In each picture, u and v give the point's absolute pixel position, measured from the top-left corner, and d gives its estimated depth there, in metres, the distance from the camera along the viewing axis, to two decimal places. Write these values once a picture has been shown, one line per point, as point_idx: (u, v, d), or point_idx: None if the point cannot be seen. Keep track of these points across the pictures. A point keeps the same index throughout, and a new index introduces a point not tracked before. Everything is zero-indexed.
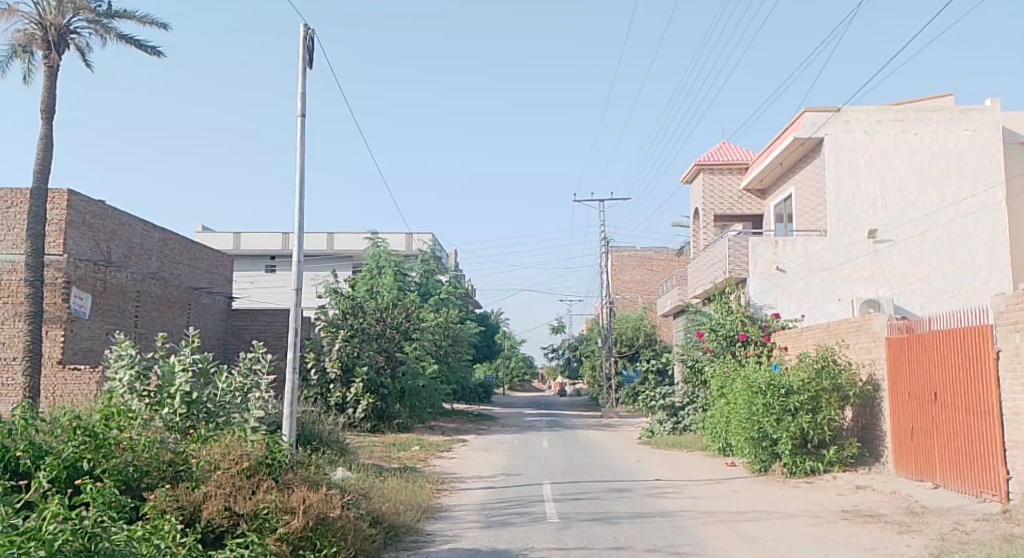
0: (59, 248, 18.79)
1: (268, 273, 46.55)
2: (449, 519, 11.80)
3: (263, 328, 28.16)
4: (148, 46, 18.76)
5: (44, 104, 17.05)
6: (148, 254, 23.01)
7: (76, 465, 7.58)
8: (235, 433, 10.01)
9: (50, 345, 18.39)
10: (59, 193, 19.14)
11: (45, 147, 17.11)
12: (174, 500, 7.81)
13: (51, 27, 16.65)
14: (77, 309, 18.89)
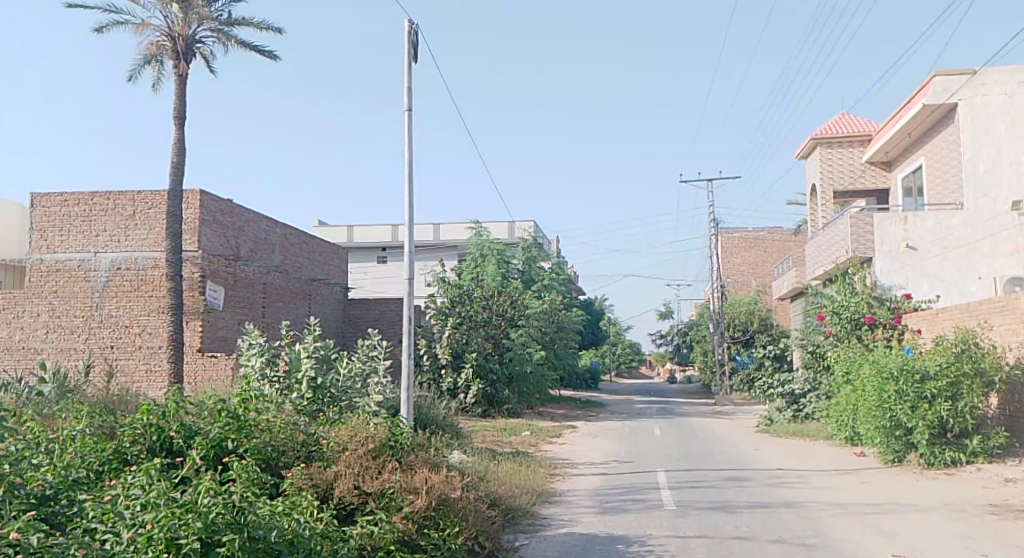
0: (193, 244, 19.78)
1: (380, 264, 47.60)
2: (563, 504, 11.81)
3: (377, 317, 28.84)
4: (265, 51, 19.42)
5: (174, 110, 17.85)
6: (271, 248, 23.62)
7: (223, 445, 7.93)
8: (361, 416, 10.25)
9: (191, 334, 19.68)
10: (193, 193, 19.91)
11: (178, 150, 17.96)
12: (309, 478, 8.08)
13: (179, 38, 17.43)
14: (212, 301, 20.07)
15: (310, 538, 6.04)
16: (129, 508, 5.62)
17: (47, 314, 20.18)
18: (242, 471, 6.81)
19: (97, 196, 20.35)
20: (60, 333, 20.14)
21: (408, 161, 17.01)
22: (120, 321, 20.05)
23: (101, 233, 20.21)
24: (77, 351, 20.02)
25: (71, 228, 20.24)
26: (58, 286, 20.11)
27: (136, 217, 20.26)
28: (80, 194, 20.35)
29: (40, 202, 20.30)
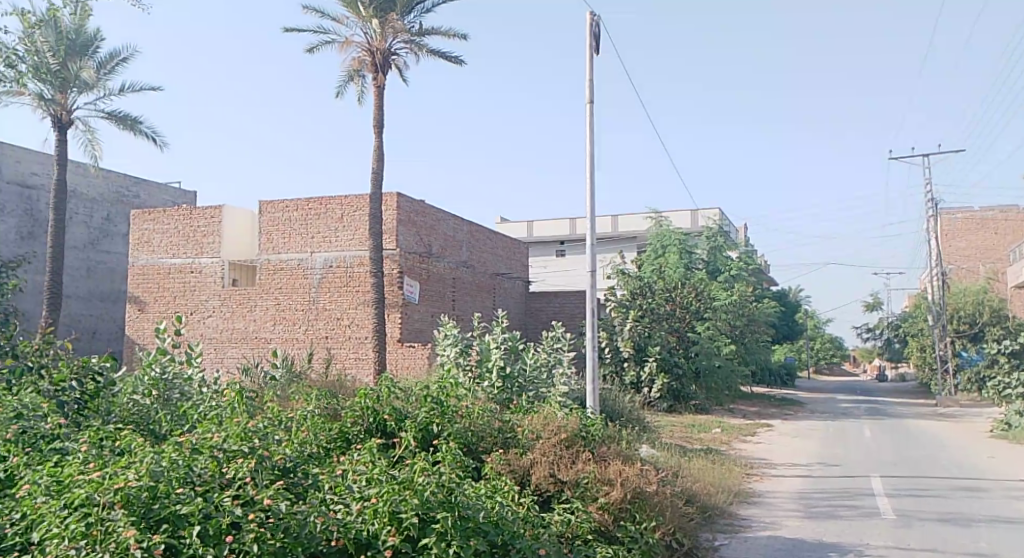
0: (391, 243, 20.93)
1: (557, 257, 47.76)
2: (764, 505, 11.26)
3: (557, 310, 28.84)
4: (453, 57, 19.99)
5: (375, 120, 18.68)
6: (459, 245, 24.18)
7: (429, 428, 8.21)
8: (553, 406, 10.21)
9: (392, 325, 20.86)
10: (390, 196, 20.99)
11: (378, 157, 18.81)
12: (507, 464, 8.14)
13: (378, 51, 18.31)
14: (409, 295, 21.10)
15: (514, 521, 6.41)
16: (357, 483, 6.30)
17: (275, 309, 21.85)
18: (450, 452, 7.15)
19: (312, 203, 21.57)
20: (285, 324, 21.73)
21: (591, 154, 17.01)
22: (334, 314, 21.20)
23: (318, 235, 21.44)
24: (297, 341, 21.52)
25: (292, 230, 21.74)
26: (282, 283, 21.77)
27: (345, 219, 21.23)
28: (298, 200, 21.73)
29: (268, 209, 22.05)
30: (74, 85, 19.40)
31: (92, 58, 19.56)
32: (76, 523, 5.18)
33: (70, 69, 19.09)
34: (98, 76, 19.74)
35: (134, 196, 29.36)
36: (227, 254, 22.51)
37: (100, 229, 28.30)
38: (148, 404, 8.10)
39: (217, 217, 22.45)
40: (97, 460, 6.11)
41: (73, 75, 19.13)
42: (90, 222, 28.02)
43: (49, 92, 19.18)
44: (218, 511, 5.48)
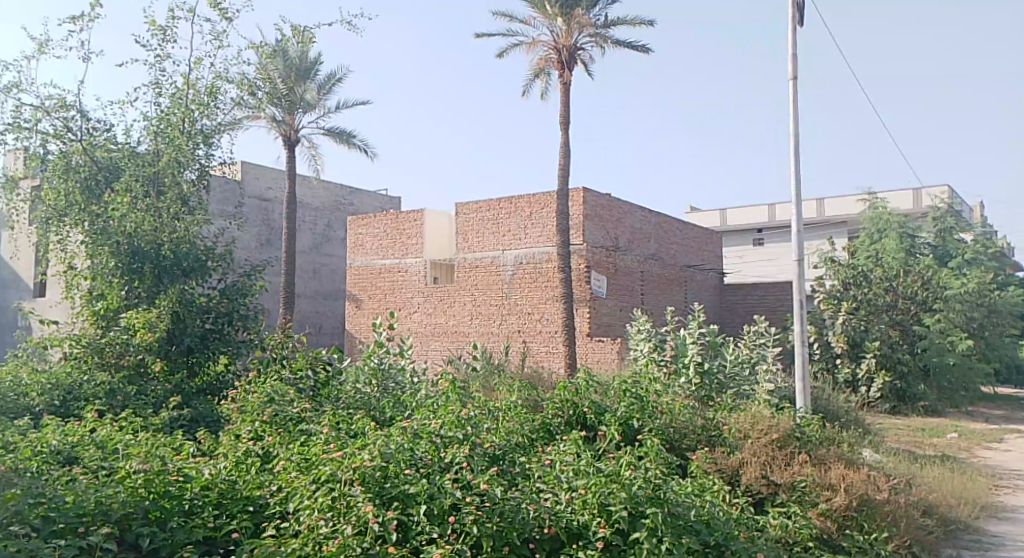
0: (579, 238, 20.55)
1: (755, 248, 43.52)
2: (1020, 523, 9.72)
3: (757, 303, 27.32)
4: (640, 47, 19.21)
5: (561, 117, 18.32)
6: (647, 238, 23.24)
7: (629, 423, 7.70)
8: (762, 404, 9.26)
9: (581, 320, 20.42)
10: (576, 191, 20.60)
11: (564, 153, 18.39)
12: (714, 463, 7.43)
13: (564, 49, 17.86)
14: (597, 289, 20.59)
15: (727, 522, 5.97)
16: (563, 474, 6.08)
17: (472, 305, 21.93)
18: (656, 446, 6.67)
19: (503, 202, 21.57)
20: (482, 319, 21.73)
21: (796, 136, 15.66)
22: (524, 309, 20.99)
23: (509, 232, 21.37)
24: (492, 335, 21.45)
25: (483, 230, 21.83)
26: (477, 280, 21.85)
27: (533, 217, 21.04)
28: (490, 199, 21.82)
29: (463, 210, 22.23)
30: (299, 106, 19.99)
31: (314, 79, 19.93)
32: (324, 496, 5.31)
33: (296, 91, 19.62)
34: (319, 97, 20.17)
35: (350, 203, 28.63)
36: (429, 254, 23.00)
37: (323, 234, 27.61)
38: (370, 391, 8.09)
39: (419, 220, 23.06)
40: (338, 439, 6.22)
41: (299, 97, 19.65)
42: (314, 228, 27.39)
43: (279, 114, 19.99)
44: (442, 493, 5.47)
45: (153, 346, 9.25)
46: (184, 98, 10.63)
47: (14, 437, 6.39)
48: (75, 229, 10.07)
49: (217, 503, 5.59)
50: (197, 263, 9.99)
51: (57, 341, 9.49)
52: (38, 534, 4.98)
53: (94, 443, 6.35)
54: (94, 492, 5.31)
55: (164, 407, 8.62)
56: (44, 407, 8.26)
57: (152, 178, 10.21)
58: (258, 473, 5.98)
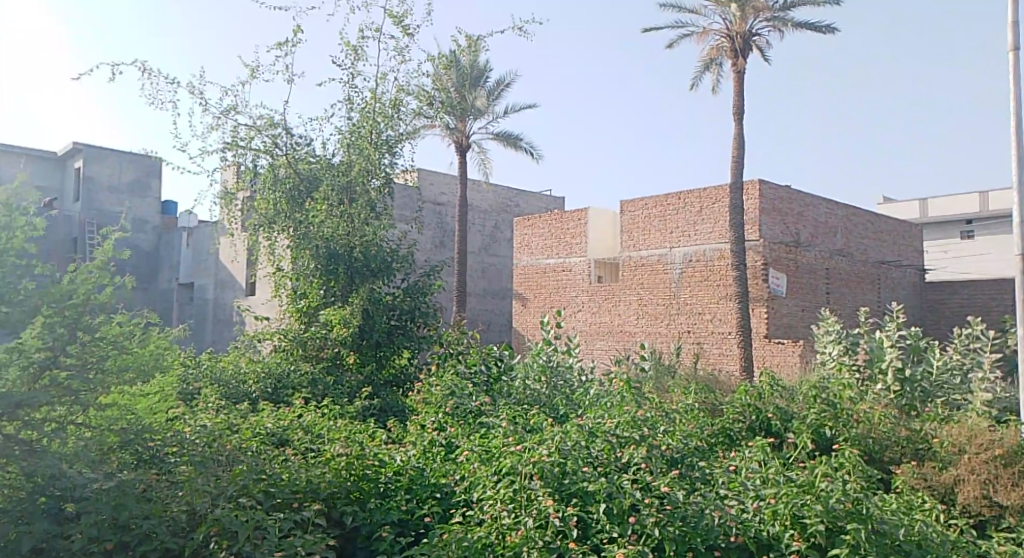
0: (754, 234, 19.52)
1: (962, 240, 40.39)
2: None
3: (964, 302, 25.06)
4: (822, 27, 17.91)
5: (734, 107, 17.39)
6: (833, 231, 21.73)
7: (821, 431, 6.97)
8: (978, 414, 8.17)
9: (757, 321, 19.40)
10: (751, 184, 19.62)
11: (738, 145, 17.45)
12: (922, 479, 6.63)
13: (737, 36, 16.93)
14: (775, 288, 19.46)
15: (944, 545, 5.25)
16: (751, 481, 5.53)
17: (637, 303, 21.32)
18: (854, 457, 5.97)
19: (670, 198, 20.84)
20: (647, 318, 21.05)
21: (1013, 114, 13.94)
22: (694, 309, 20.04)
23: (677, 229, 20.57)
24: (660, 335, 20.64)
25: (650, 226, 21.20)
26: (644, 278, 21.21)
27: (703, 211, 20.09)
28: (656, 196, 21.16)
29: (628, 208, 21.82)
30: (471, 113, 20.06)
31: (484, 86, 19.97)
32: (506, 488, 5.02)
33: (468, 97, 19.73)
34: (489, 104, 20.20)
35: (517, 204, 28.62)
36: (594, 253, 22.61)
37: (492, 235, 27.75)
38: (536, 391, 7.65)
39: (584, 220, 22.71)
40: (518, 432, 5.95)
41: (471, 104, 19.76)
42: (483, 230, 27.55)
43: (452, 121, 20.16)
44: (620, 493, 5.04)
45: (347, 340, 9.47)
46: (372, 111, 10.66)
47: (236, 420, 6.66)
48: (283, 234, 10.54)
49: (408, 488, 5.50)
50: (384, 264, 10.11)
51: (268, 335, 9.87)
52: (262, 507, 4.95)
53: (301, 426, 6.48)
54: (304, 471, 5.34)
55: (357, 397, 8.78)
56: (259, 393, 8.70)
57: (345, 186, 10.37)
58: (444, 462, 5.80)
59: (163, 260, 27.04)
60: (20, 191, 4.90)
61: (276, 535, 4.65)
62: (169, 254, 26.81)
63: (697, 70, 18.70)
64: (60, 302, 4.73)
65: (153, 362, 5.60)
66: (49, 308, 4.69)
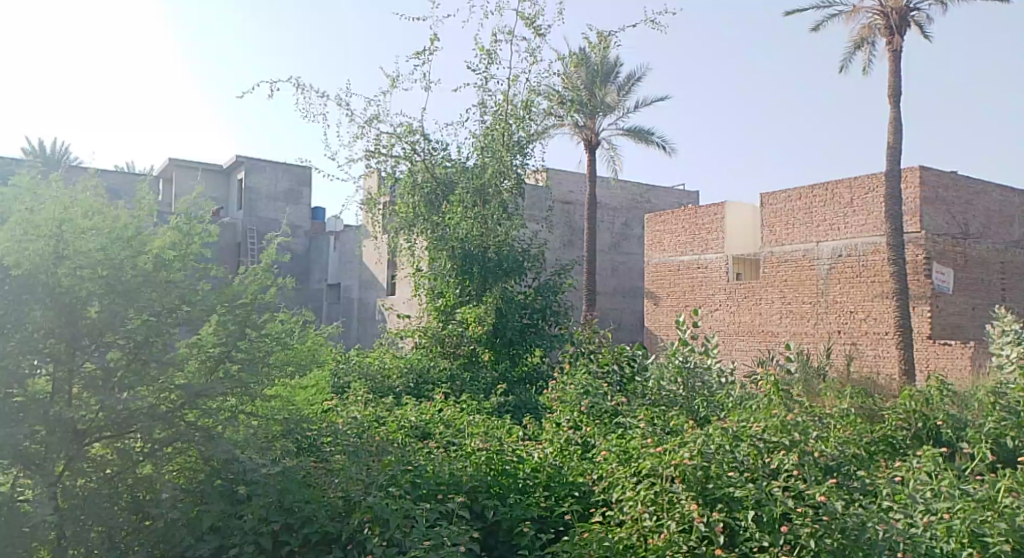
0: (916, 225, 18.59)
1: None
2: None
3: None
4: None
5: (889, 88, 16.64)
6: (1010, 221, 20.47)
7: (1002, 442, 6.63)
8: None
9: (920, 320, 18.44)
10: (912, 171, 18.72)
11: (894, 129, 16.71)
12: None
13: (892, 12, 16.19)
14: (940, 285, 18.45)
15: None
16: (918, 494, 5.40)
17: (781, 302, 20.75)
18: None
19: (816, 189, 20.21)
20: (793, 318, 20.43)
21: None
22: (846, 308, 19.26)
23: (824, 222, 19.90)
24: (808, 335, 19.98)
25: (795, 220, 20.59)
26: (789, 275, 20.62)
27: (854, 203, 19.30)
28: (801, 189, 20.56)
29: (769, 201, 21.32)
30: (600, 110, 20.07)
31: (614, 82, 19.98)
32: (646, 488, 5.14)
33: (597, 94, 19.76)
34: (620, 99, 20.17)
35: (645, 201, 28.35)
36: (731, 247, 22.15)
37: (621, 233, 27.63)
38: (675, 396, 7.42)
39: (721, 214, 22.30)
40: (655, 435, 6.02)
41: (600, 100, 19.79)
42: (612, 229, 27.46)
43: (582, 119, 20.22)
44: (771, 500, 4.91)
45: (482, 338, 9.79)
46: (505, 113, 10.94)
47: (382, 412, 7.09)
48: (418, 235, 11.04)
49: (547, 485, 5.65)
50: (517, 264, 10.39)
51: (410, 332, 10.31)
52: (411, 496, 5.12)
53: (441, 421, 6.76)
54: (448, 463, 5.54)
55: (493, 392, 9.01)
56: (403, 388, 9.07)
57: (479, 188, 10.70)
58: (580, 462, 5.96)
59: (315, 262, 28.42)
60: (199, 201, 5.34)
61: (426, 524, 4.73)
62: (318, 257, 28.21)
63: (846, 52, 18.01)
64: (234, 300, 5.18)
65: (310, 357, 6.03)
66: (222, 307, 5.11)
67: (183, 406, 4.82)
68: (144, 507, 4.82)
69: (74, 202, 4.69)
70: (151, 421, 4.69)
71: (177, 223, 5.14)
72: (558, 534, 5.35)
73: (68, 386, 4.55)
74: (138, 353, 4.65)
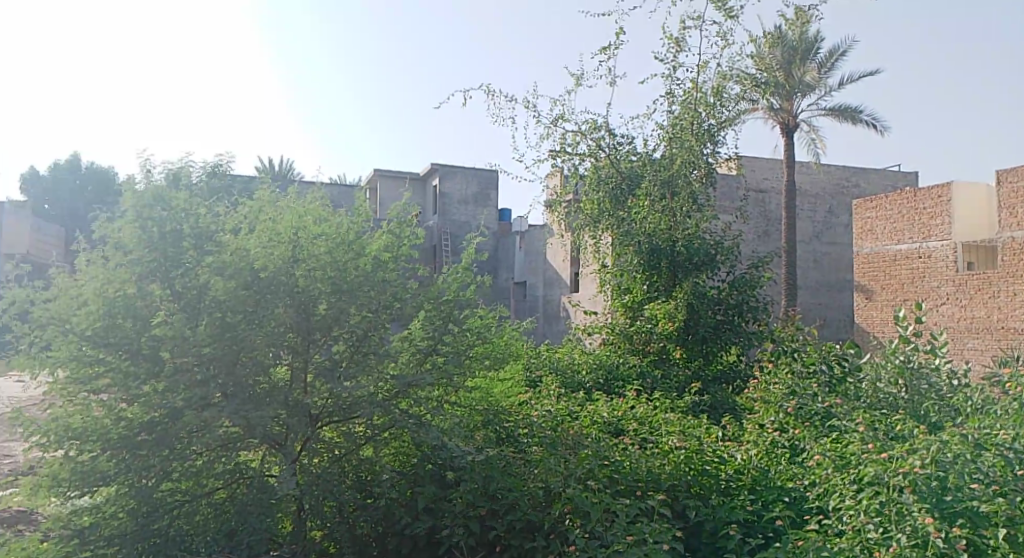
0: None
1: None
2: None
3: None
4: None
5: None
6: None
7: None
8: None
9: None
10: None
11: None
12: None
13: None
14: None
15: None
16: None
17: (961, 312, 15.67)
18: None
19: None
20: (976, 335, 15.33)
21: None
22: None
23: None
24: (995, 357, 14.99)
25: None
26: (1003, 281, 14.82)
27: None
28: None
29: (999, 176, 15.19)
30: (799, 90, 18.45)
31: (814, 59, 18.28)
32: (871, 500, 4.51)
33: (794, 74, 18.25)
34: (823, 76, 18.37)
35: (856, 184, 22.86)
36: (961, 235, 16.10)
37: (826, 221, 22.34)
38: (896, 396, 6.75)
39: (946, 195, 16.37)
40: (878, 440, 5.48)
41: (799, 80, 18.20)
42: (815, 217, 22.26)
43: (775, 101, 18.71)
44: None
45: (672, 335, 9.84)
46: (694, 101, 10.87)
47: (576, 408, 7.32)
48: (606, 231, 11.19)
49: (751, 489, 5.35)
50: (709, 257, 10.23)
51: (597, 328, 10.59)
52: (609, 490, 5.16)
53: (634, 419, 6.87)
54: (644, 460, 5.44)
55: (687, 391, 9.15)
56: (592, 383, 9.29)
57: (667, 180, 10.77)
58: (788, 466, 5.66)
59: (503, 262, 29.48)
60: (407, 207, 5.83)
61: (626, 519, 4.75)
62: (506, 256, 29.26)
63: None
64: (437, 298, 5.59)
65: (507, 349, 6.32)
66: (429, 303, 5.53)
67: (396, 395, 5.26)
68: (367, 487, 5.33)
69: (306, 211, 5.33)
70: (371, 407, 5.11)
71: (389, 228, 5.64)
72: (768, 541, 4.93)
73: (302, 376, 5.11)
74: (360, 345, 5.18)
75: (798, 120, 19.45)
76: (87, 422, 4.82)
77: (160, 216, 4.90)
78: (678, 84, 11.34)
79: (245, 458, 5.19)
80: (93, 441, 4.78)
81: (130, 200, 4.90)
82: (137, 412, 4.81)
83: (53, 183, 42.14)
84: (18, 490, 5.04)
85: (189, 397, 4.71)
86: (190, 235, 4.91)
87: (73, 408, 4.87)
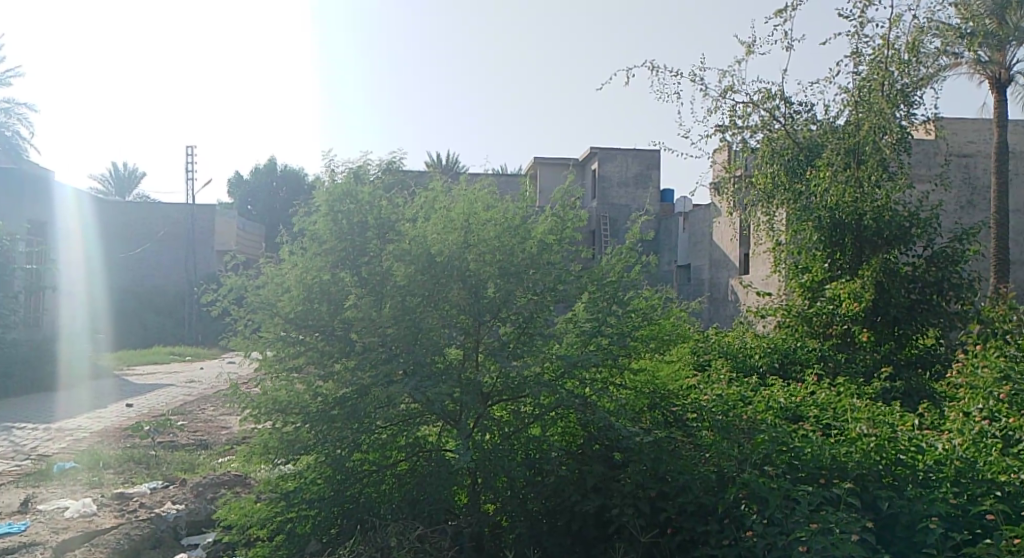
0: None
1: None
2: None
3: None
4: None
5: None
6: None
7: None
8: None
9: None
10: None
11: None
12: None
13: None
14: None
15: None
16: None
17: None
18: None
19: None
20: None
21: None
22: None
23: None
24: None
25: None
26: None
27: None
28: None
29: None
30: (1014, 38, 15.87)
31: None
32: None
33: (1009, 20, 15.65)
34: None
35: None
36: None
37: None
38: None
39: None
40: None
41: (1014, 26, 15.65)
42: None
43: (985, 53, 16.13)
44: None
45: (858, 316, 9.47)
46: (884, 60, 10.68)
47: (750, 393, 7.26)
48: (783, 206, 11.13)
49: (955, 481, 5.04)
50: (902, 232, 9.72)
51: (771, 310, 10.38)
52: (788, 476, 5.13)
53: (814, 405, 6.76)
54: (829, 447, 5.30)
55: (876, 377, 8.78)
56: (767, 367, 9.13)
57: (853, 149, 10.52)
58: (1000, 457, 5.37)
59: (666, 243, 29.34)
60: (571, 189, 5.97)
61: (807, 508, 4.70)
62: (668, 238, 29.27)
63: None
64: (601, 280, 5.78)
65: (671, 331, 6.44)
66: (592, 284, 5.72)
67: (562, 375, 5.46)
68: (536, 465, 5.47)
69: (475, 199, 5.65)
70: (538, 386, 5.34)
71: (554, 211, 5.86)
72: (975, 536, 4.63)
73: (474, 354, 5.46)
74: (526, 328, 5.44)
75: (1012, 74, 16.53)
76: (291, 395, 5.39)
77: (348, 209, 5.40)
78: (867, 42, 10.98)
79: (424, 432, 5.59)
80: (296, 414, 5.33)
81: (323, 195, 5.43)
82: (331, 388, 5.33)
83: (252, 185, 45.75)
84: (236, 457, 5.78)
85: (374, 375, 5.18)
86: (374, 226, 5.41)
87: (277, 385, 5.45)
